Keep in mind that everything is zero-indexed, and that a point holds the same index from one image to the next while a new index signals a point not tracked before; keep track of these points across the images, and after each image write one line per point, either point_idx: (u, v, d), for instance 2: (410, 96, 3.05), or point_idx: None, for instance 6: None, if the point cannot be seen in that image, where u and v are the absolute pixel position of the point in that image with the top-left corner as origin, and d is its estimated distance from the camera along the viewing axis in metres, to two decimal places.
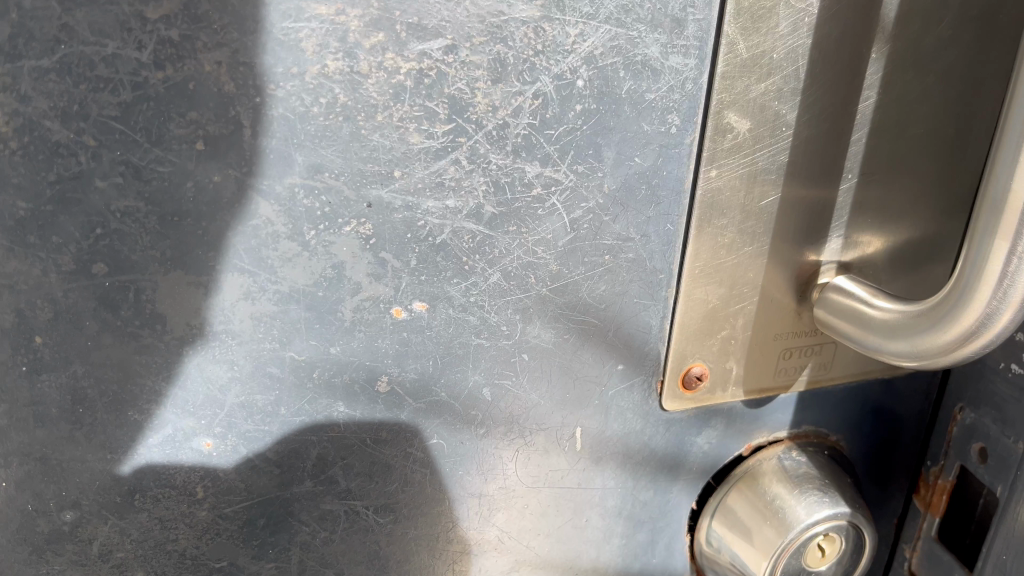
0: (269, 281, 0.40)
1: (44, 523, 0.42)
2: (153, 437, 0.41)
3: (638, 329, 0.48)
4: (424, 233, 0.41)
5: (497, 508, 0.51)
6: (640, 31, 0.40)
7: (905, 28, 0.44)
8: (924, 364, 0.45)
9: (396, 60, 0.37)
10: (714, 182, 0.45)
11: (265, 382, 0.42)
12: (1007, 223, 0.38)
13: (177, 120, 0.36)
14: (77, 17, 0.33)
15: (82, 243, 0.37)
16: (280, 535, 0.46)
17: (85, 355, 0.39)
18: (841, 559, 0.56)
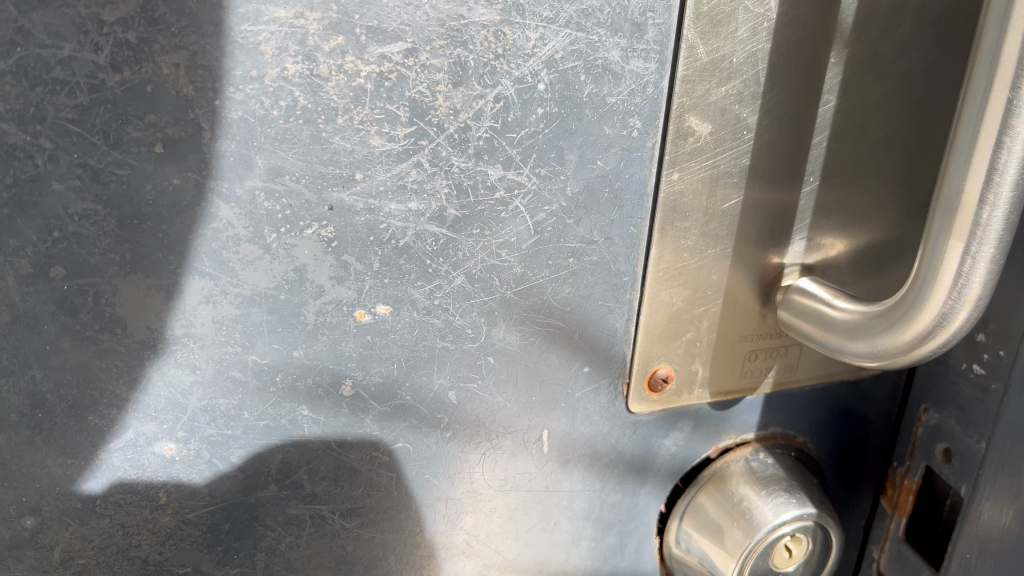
0: (230, 284, 0.40)
1: (4, 529, 0.42)
2: (113, 441, 0.41)
3: (603, 332, 0.48)
4: (387, 236, 0.41)
5: (465, 512, 0.51)
6: (600, 36, 0.41)
7: (863, 33, 0.44)
8: (884, 364, 0.45)
9: (356, 63, 0.37)
10: (676, 185, 0.45)
11: (227, 386, 0.42)
12: (961, 224, 0.39)
13: (135, 123, 0.36)
14: (33, 19, 0.33)
15: (39, 247, 0.37)
16: (245, 540, 0.46)
17: (44, 359, 0.38)
18: (809, 560, 0.56)
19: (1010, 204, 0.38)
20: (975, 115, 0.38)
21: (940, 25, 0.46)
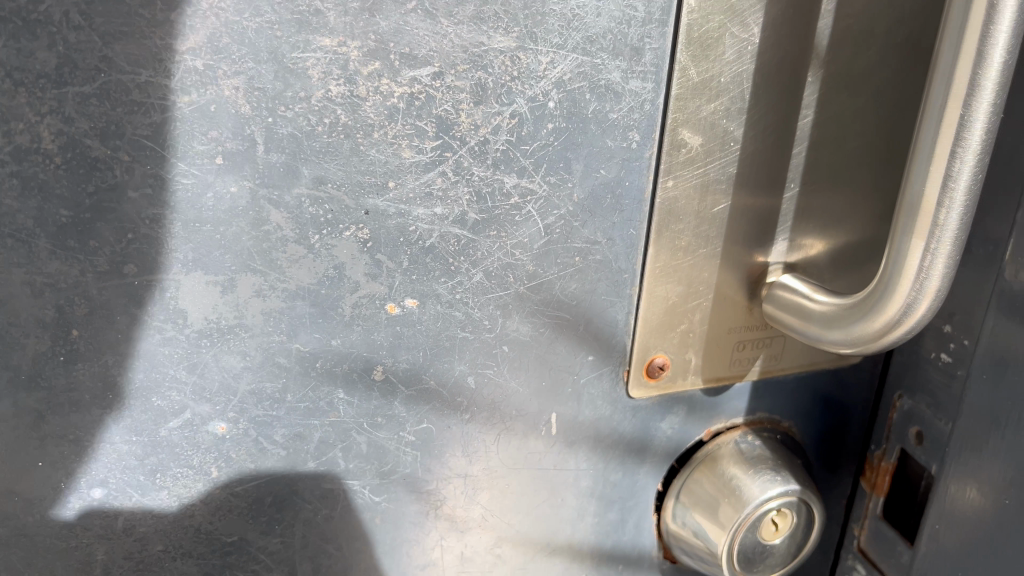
0: (278, 280, 0.45)
1: (75, 500, 0.46)
2: (172, 421, 0.46)
3: (606, 324, 0.54)
4: (415, 237, 0.47)
5: (481, 488, 0.56)
6: (603, 59, 0.46)
7: (837, 56, 0.50)
8: (858, 350, 0.51)
9: (390, 85, 0.43)
10: (671, 191, 0.51)
11: (273, 371, 0.47)
12: (922, 223, 0.45)
13: (200, 138, 0.41)
14: (116, 50, 0.38)
15: (115, 247, 0.42)
16: (286, 511, 0.51)
17: (115, 346, 0.43)
18: (794, 533, 0.61)
19: (963, 206, 0.44)
20: (931, 129, 0.43)
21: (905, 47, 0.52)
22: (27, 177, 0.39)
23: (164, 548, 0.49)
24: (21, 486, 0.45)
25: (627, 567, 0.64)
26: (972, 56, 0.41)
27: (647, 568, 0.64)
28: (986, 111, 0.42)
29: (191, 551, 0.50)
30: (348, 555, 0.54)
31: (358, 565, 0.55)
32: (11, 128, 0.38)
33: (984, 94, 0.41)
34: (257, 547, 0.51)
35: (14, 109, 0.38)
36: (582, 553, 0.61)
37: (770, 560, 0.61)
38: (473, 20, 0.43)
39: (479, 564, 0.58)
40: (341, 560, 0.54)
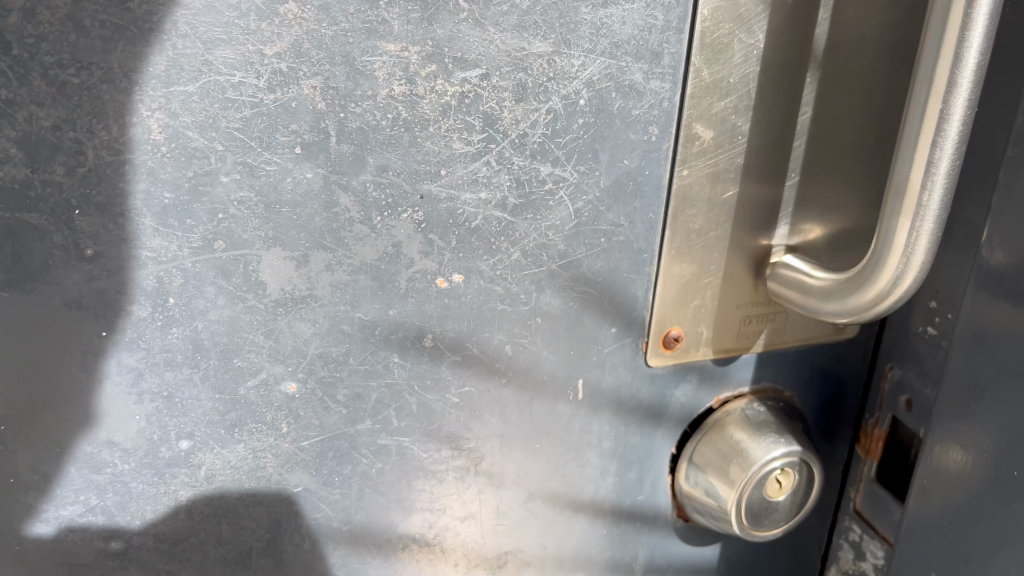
0: (344, 256, 0.51)
1: (165, 450, 0.52)
2: (250, 379, 0.52)
3: (627, 299, 0.60)
4: (463, 219, 0.53)
5: (515, 447, 0.62)
6: (627, 62, 0.53)
7: (831, 59, 0.56)
8: (853, 319, 0.57)
9: (444, 85, 0.49)
10: (686, 179, 0.57)
11: (339, 336, 0.53)
12: (908, 204, 0.51)
13: (283, 130, 0.47)
14: (216, 54, 0.44)
15: (208, 225, 0.48)
16: (345, 465, 0.57)
17: (204, 312, 0.50)
18: (796, 491, 0.68)
19: (942, 189, 0.50)
20: (914, 121, 0.50)
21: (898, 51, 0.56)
22: (137, 165, 0.45)
23: (239, 495, 0.55)
24: (120, 437, 0.51)
25: (644, 525, 0.70)
26: (950, 58, 0.47)
27: (663, 526, 0.71)
28: (961, 105, 0.48)
29: (262, 499, 0.56)
30: (399, 506, 0.60)
31: (407, 516, 0.61)
32: (125, 122, 0.44)
33: (960, 90, 0.48)
34: (320, 497, 0.57)
35: (128, 105, 0.44)
36: (604, 510, 0.68)
37: (775, 516, 0.67)
38: (516, 29, 0.49)
39: (513, 519, 0.65)
40: (392, 511, 0.60)
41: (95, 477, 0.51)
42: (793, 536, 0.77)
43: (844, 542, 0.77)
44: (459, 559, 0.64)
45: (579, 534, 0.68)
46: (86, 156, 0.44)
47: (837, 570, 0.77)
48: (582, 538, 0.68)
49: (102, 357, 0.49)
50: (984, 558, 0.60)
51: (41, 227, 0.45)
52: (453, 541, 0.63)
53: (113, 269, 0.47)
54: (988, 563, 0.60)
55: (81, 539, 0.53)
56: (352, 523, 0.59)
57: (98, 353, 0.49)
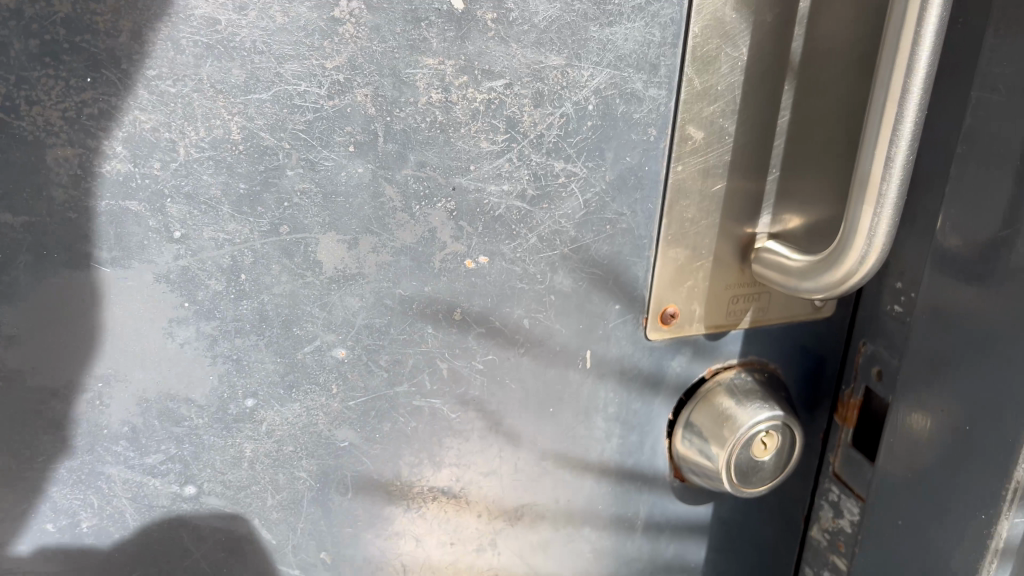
0: (388, 240, 0.60)
1: (234, 406, 0.60)
2: (307, 346, 0.60)
3: (629, 279, 0.69)
4: (488, 207, 0.62)
5: (531, 410, 0.70)
6: (629, 73, 0.61)
7: (806, 69, 0.64)
8: (827, 294, 0.65)
9: (474, 93, 0.58)
10: (680, 174, 0.66)
11: (382, 309, 0.62)
12: (870, 192, 0.60)
13: (339, 132, 0.56)
14: (286, 68, 0.53)
15: (275, 212, 0.56)
16: (384, 423, 0.65)
17: (270, 287, 0.58)
18: (780, 452, 0.76)
19: (899, 180, 0.59)
20: (875, 122, 0.58)
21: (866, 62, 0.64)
22: (219, 160, 0.54)
23: (294, 448, 0.63)
24: (197, 394, 0.59)
25: (645, 484, 0.78)
26: (904, 69, 0.56)
27: (661, 485, 0.79)
28: (914, 109, 0.57)
29: (313, 453, 0.64)
30: (430, 461, 0.69)
31: (437, 470, 0.69)
32: (210, 125, 0.53)
33: (912, 96, 0.56)
34: (363, 451, 0.66)
35: (214, 110, 0.52)
36: (609, 470, 0.76)
37: (762, 474, 0.75)
38: (534, 45, 0.58)
39: (529, 475, 0.73)
40: (424, 465, 0.69)
41: (174, 429, 0.60)
42: (778, 497, 0.85)
43: (824, 502, 0.85)
44: (481, 510, 0.73)
45: (587, 490, 0.76)
46: (178, 153, 0.53)
47: (819, 528, 0.86)
48: (590, 495, 0.76)
49: (183, 324, 0.57)
50: (943, 505, 0.69)
51: (139, 212, 0.53)
52: (477, 494, 0.72)
53: (196, 249, 0.55)
54: (946, 510, 0.68)
55: (159, 484, 0.61)
56: (390, 475, 0.68)
57: (181, 321, 0.57)
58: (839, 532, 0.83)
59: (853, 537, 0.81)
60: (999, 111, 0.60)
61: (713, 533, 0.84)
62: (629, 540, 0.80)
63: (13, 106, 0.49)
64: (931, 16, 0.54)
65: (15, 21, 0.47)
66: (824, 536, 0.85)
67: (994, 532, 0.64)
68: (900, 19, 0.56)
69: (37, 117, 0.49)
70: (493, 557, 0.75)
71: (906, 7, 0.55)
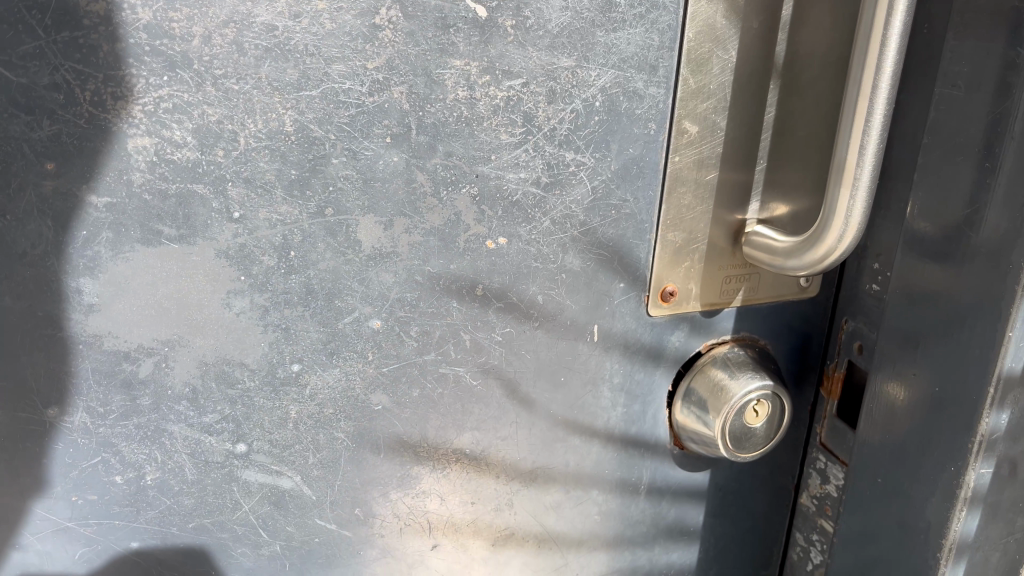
0: (419, 222, 0.67)
1: (281, 370, 0.68)
2: (347, 317, 0.68)
3: (632, 260, 0.76)
4: (507, 193, 0.69)
5: (544, 379, 0.78)
6: (631, 73, 0.69)
7: (789, 70, 0.71)
8: (810, 271, 0.73)
9: (496, 91, 0.65)
10: (677, 164, 0.73)
11: (413, 284, 0.69)
12: (847, 178, 0.67)
13: (378, 125, 0.63)
14: (333, 68, 0.60)
15: (321, 195, 0.64)
16: (413, 387, 0.73)
17: (315, 263, 0.65)
18: (771, 420, 0.83)
19: (871, 165, 0.66)
20: (850, 115, 0.66)
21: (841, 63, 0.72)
22: (274, 149, 0.61)
23: (334, 411, 0.71)
24: (249, 359, 0.67)
25: (647, 450, 0.86)
26: (873, 68, 0.64)
27: (662, 452, 0.86)
28: (883, 103, 0.64)
29: (350, 415, 0.71)
30: (454, 426, 0.76)
31: (459, 434, 0.77)
32: (268, 118, 0.60)
33: (881, 92, 0.64)
34: (394, 414, 0.73)
35: (270, 105, 0.60)
36: (615, 436, 0.83)
37: (755, 440, 0.82)
38: (548, 49, 0.65)
39: (542, 440, 0.80)
40: (449, 429, 0.76)
41: (229, 391, 0.67)
42: (769, 466, 0.93)
43: (812, 470, 0.92)
44: (499, 472, 0.80)
45: (594, 455, 0.83)
46: (239, 143, 0.60)
47: (807, 495, 0.93)
48: (597, 460, 0.84)
49: (240, 296, 0.65)
50: (916, 464, 0.76)
51: (204, 195, 0.61)
52: (495, 457, 0.79)
53: (252, 228, 0.63)
54: (920, 468, 0.75)
55: (214, 441, 0.69)
56: (418, 437, 0.75)
57: (237, 293, 0.65)
58: (826, 497, 0.90)
59: (838, 501, 0.88)
60: (960, 106, 0.68)
61: (710, 499, 0.92)
62: (633, 503, 0.88)
63: (100, 101, 0.57)
64: (896, 22, 0.62)
65: (104, 26, 0.55)
66: (812, 502, 0.92)
67: (962, 482, 0.71)
68: (869, 24, 0.63)
69: (120, 111, 0.57)
70: (509, 517, 0.83)
71: (874, 14, 0.63)
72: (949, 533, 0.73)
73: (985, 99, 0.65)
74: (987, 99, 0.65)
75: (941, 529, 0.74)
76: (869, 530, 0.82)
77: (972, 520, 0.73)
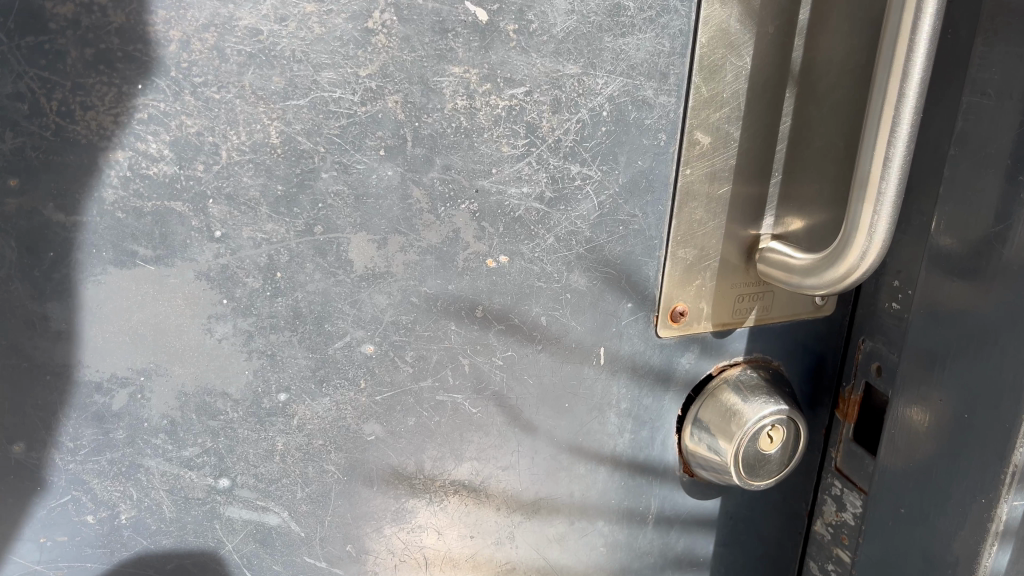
0: (415, 240, 0.63)
1: (267, 401, 0.63)
2: (338, 342, 0.63)
3: (641, 278, 0.72)
4: (508, 209, 0.65)
5: (547, 404, 0.73)
6: (641, 81, 0.65)
7: (807, 77, 0.67)
8: (829, 290, 0.68)
9: (497, 99, 0.61)
10: (689, 177, 0.69)
11: (408, 306, 0.65)
12: (870, 191, 0.63)
13: (371, 136, 0.59)
14: (323, 76, 0.56)
15: (310, 212, 0.59)
16: (408, 416, 0.68)
17: (304, 285, 0.61)
18: (786, 446, 0.78)
19: (897, 178, 0.62)
20: (874, 125, 0.62)
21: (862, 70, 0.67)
22: (259, 163, 0.57)
23: (323, 441, 0.66)
24: (232, 388, 0.62)
25: (655, 478, 0.81)
26: (900, 75, 0.59)
27: (671, 479, 0.82)
28: (910, 111, 0.60)
29: (341, 446, 0.67)
30: (452, 455, 0.71)
31: (458, 464, 0.72)
32: (252, 129, 0.56)
33: (909, 100, 0.60)
34: (388, 445, 0.68)
35: (255, 115, 0.55)
36: (621, 463, 0.79)
37: (769, 467, 0.78)
38: (553, 55, 0.61)
39: (545, 469, 0.76)
40: (447, 459, 0.71)
41: (211, 423, 0.63)
42: (782, 492, 0.88)
43: (827, 496, 0.88)
44: (500, 504, 0.75)
45: (600, 484, 0.79)
46: (221, 156, 0.56)
47: (823, 523, 0.88)
48: (602, 489, 0.79)
49: (222, 320, 0.60)
50: (943, 493, 0.71)
51: (183, 212, 0.56)
52: (496, 488, 0.75)
53: (235, 248, 0.58)
54: (948, 498, 0.71)
55: (195, 476, 0.64)
56: (413, 468, 0.70)
57: (219, 317, 0.60)
58: (843, 525, 0.86)
59: (857, 529, 0.84)
60: (989, 115, 0.64)
61: (720, 527, 0.87)
62: (640, 533, 0.83)
63: (69, 112, 0.53)
64: (925, 25, 0.58)
65: (72, 31, 0.51)
66: (827, 530, 0.88)
67: (994, 515, 0.67)
68: (896, 28, 0.59)
69: (91, 122, 0.53)
70: (511, 550, 0.78)
71: (901, 17, 0.59)
72: (979, 568, 0.69)
73: (1017, 108, 0.61)
74: (1019, 107, 0.61)
75: (971, 562, 0.69)
76: (891, 561, 0.78)
77: (1004, 554, 0.69)
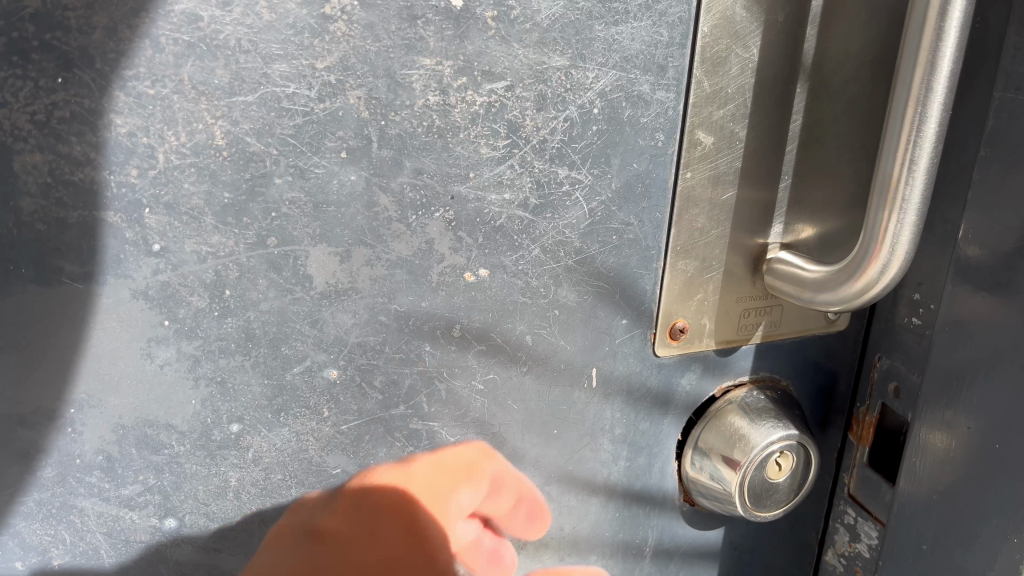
0: (383, 252, 0.56)
1: (217, 432, 0.57)
2: (296, 366, 0.57)
3: (636, 293, 0.65)
4: (488, 218, 0.58)
5: (532, 431, 0.67)
6: (635, 75, 0.58)
7: (819, 70, 0.60)
8: (845, 306, 0.61)
9: (474, 95, 0.54)
10: (689, 181, 0.62)
11: (376, 326, 0.58)
12: (891, 198, 0.56)
13: (330, 137, 0.52)
14: (274, 68, 0.49)
15: (262, 223, 0.52)
16: (378, 447, 0.62)
17: (256, 304, 0.54)
18: (795, 473, 0.72)
19: (922, 183, 0.55)
20: (895, 124, 0.55)
21: (881, 62, 0.61)
22: (202, 167, 0.50)
23: (283, 476, 0.60)
24: (177, 419, 0.56)
25: (653, 507, 0.75)
26: (925, 66, 0.52)
27: (670, 508, 0.75)
28: (937, 108, 0.53)
29: (303, 480, 0.60)
30: None
31: None
32: (193, 129, 0.49)
33: (935, 96, 0.53)
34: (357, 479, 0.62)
35: (195, 113, 0.49)
36: (616, 493, 0.72)
37: (777, 496, 0.71)
38: (537, 45, 0.54)
39: None
40: None
41: (153, 457, 0.56)
42: (790, 519, 0.82)
43: (839, 525, 0.81)
44: None
45: (592, 515, 0.72)
46: (157, 159, 0.49)
47: (834, 553, 0.82)
48: (595, 521, 0.73)
49: (163, 344, 0.54)
50: (970, 532, 0.65)
51: (115, 224, 0.50)
52: None
53: (177, 263, 0.52)
54: (976, 536, 0.64)
55: (137, 517, 0.57)
56: None
57: (160, 341, 0.53)
58: (857, 557, 0.79)
59: (872, 562, 0.77)
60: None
61: (723, 558, 0.81)
62: (637, 567, 0.77)
63: None
64: (955, 10, 0.50)
65: None
66: (840, 561, 0.81)
67: None
68: (921, 12, 0.52)
69: (5, 122, 0.46)
70: None
71: (926, 3, 0.51)
72: None
73: None
74: None
75: None
76: None
77: None
